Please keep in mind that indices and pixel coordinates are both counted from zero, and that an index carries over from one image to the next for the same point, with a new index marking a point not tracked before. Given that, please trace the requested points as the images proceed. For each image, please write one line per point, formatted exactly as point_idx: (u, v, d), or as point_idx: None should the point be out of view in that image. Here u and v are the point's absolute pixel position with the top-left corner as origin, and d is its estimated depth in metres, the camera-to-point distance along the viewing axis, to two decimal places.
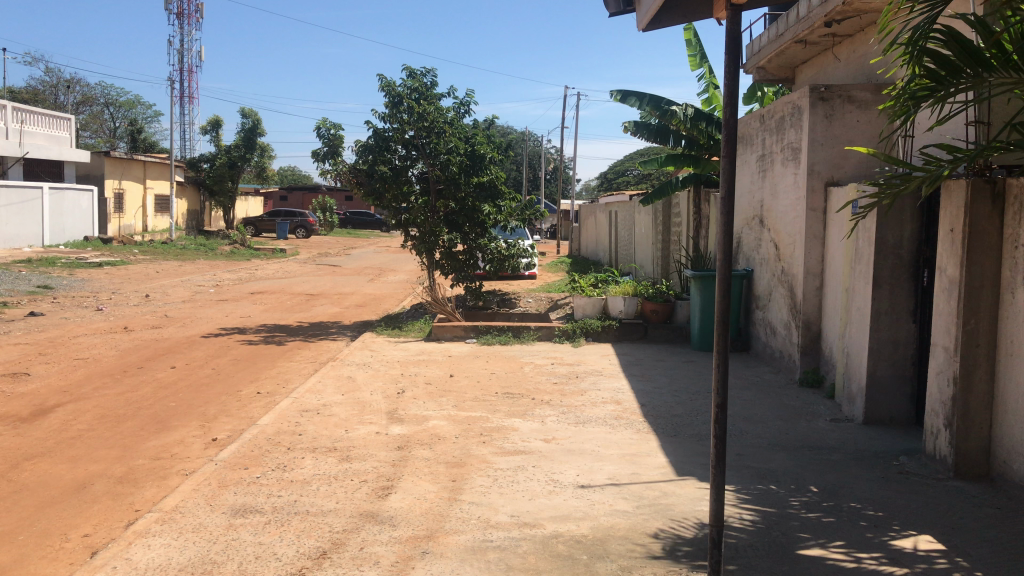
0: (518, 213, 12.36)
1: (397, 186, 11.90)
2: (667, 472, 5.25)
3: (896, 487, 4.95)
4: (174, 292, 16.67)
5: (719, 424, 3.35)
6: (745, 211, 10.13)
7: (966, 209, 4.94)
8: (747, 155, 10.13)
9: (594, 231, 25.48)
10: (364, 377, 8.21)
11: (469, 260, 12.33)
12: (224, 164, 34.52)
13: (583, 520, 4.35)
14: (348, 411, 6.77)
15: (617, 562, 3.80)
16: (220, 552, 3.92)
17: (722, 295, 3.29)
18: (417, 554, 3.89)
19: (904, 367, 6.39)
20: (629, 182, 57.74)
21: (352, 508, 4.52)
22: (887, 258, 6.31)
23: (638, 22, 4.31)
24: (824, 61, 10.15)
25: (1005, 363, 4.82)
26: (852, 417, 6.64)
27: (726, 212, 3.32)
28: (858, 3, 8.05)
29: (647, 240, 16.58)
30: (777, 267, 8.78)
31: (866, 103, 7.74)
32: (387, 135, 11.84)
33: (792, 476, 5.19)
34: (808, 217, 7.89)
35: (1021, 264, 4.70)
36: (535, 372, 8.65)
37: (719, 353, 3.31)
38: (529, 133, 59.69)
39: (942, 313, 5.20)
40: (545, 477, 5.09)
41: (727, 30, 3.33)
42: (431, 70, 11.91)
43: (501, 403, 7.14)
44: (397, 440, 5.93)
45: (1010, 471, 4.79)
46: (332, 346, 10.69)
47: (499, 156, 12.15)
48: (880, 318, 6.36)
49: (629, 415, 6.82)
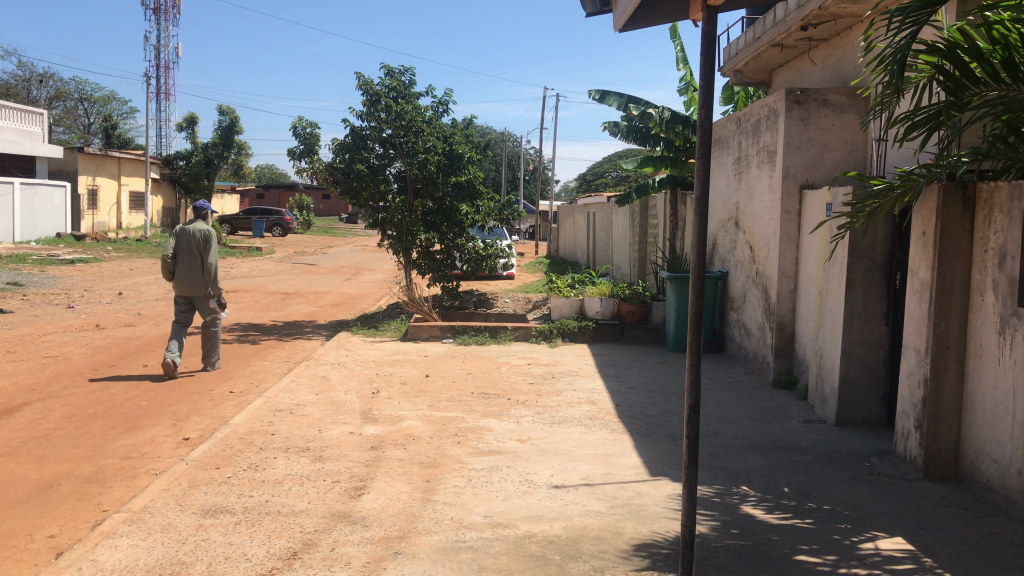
0: (496, 213, 12.41)
1: (374, 184, 11.84)
2: (640, 472, 5.27)
3: (865, 488, 5.00)
4: (147, 290, 16.44)
5: (692, 424, 3.36)
6: (721, 213, 10.17)
7: (938, 213, 4.99)
8: (724, 157, 10.15)
9: (572, 232, 25.48)
10: (339, 376, 8.16)
11: (446, 259, 12.25)
12: (201, 162, 34.07)
13: (556, 520, 4.35)
14: (322, 412, 6.71)
15: (589, 563, 3.80)
16: (190, 553, 3.87)
17: (695, 297, 3.29)
18: (389, 555, 3.87)
19: (875, 369, 6.46)
20: (608, 184, 57.99)
21: (324, 509, 4.49)
22: (860, 261, 6.36)
23: (616, 23, 4.31)
24: (800, 65, 10.24)
25: (974, 367, 4.88)
26: (825, 418, 6.69)
27: (700, 213, 3.32)
28: (835, 7, 8.08)
29: (624, 242, 16.68)
30: (751, 269, 8.84)
31: (842, 107, 7.80)
32: (364, 133, 11.78)
33: (764, 477, 5.23)
34: (782, 220, 7.94)
35: (991, 267, 4.75)
36: (511, 372, 8.65)
37: (692, 352, 3.32)
38: (507, 135, 59.78)
39: (914, 316, 5.26)
40: (520, 478, 5.09)
41: (702, 32, 3.35)
42: (409, 69, 11.90)
43: (477, 404, 7.13)
44: (371, 440, 5.90)
45: (977, 471, 4.84)
46: (306, 345, 10.62)
47: (477, 156, 12.18)
48: (853, 320, 6.41)
49: (604, 415, 6.84)
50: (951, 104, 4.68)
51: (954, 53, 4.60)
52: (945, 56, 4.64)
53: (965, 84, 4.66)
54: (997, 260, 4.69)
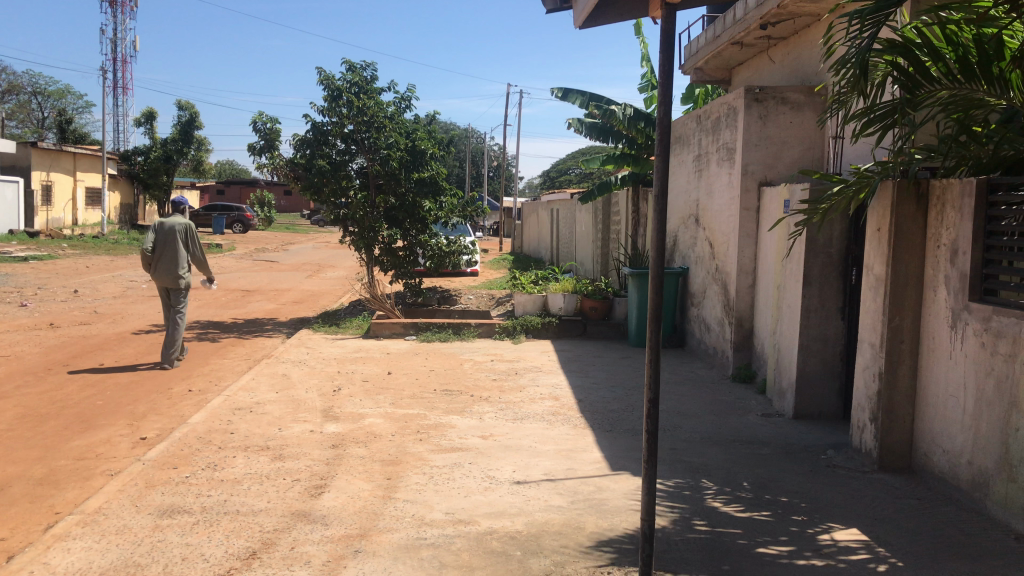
0: (459, 209, 12.37)
1: (336, 180, 11.70)
2: (602, 467, 5.30)
3: (822, 480, 5.08)
4: (104, 288, 16.17)
5: (651, 418, 3.39)
6: (681, 210, 10.25)
7: (892, 209, 5.08)
8: (684, 154, 10.24)
9: (536, 229, 25.54)
10: (300, 374, 8.09)
11: (410, 256, 12.21)
12: (159, 158, 33.59)
13: (518, 516, 4.36)
14: (282, 410, 6.65)
15: (550, 558, 3.81)
16: (145, 554, 3.82)
17: (654, 293, 3.32)
18: (349, 553, 3.85)
19: (832, 363, 6.56)
20: (571, 181, 58.19)
21: (284, 508, 4.45)
22: (817, 256, 6.46)
23: (575, 19, 4.32)
24: (759, 63, 10.35)
25: (927, 360, 4.98)
26: (783, 411, 6.78)
27: (659, 209, 3.35)
28: (793, 6, 8.18)
29: (587, 238, 16.74)
30: (711, 265, 8.93)
31: (800, 105, 7.90)
32: (325, 128, 11.75)
33: (723, 470, 5.29)
34: (742, 217, 8.03)
35: (943, 262, 4.84)
36: (474, 368, 8.64)
37: (651, 348, 3.34)
38: (471, 132, 59.70)
39: (869, 310, 5.35)
40: (482, 474, 5.09)
41: (660, 29, 3.38)
42: (371, 64, 11.84)
43: (440, 401, 7.11)
44: (332, 438, 5.86)
45: (930, 462, 4.94)
46: (267, 343, 10.52)
47: (440, 152, 12.20)
48: (810, 315, 6.50)
49: (566, 410, 6.87)
50: (907, 102, 4.77)
51: (911, 52, 4.68)
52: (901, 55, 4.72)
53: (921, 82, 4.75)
54: (949, 256, 4.78)
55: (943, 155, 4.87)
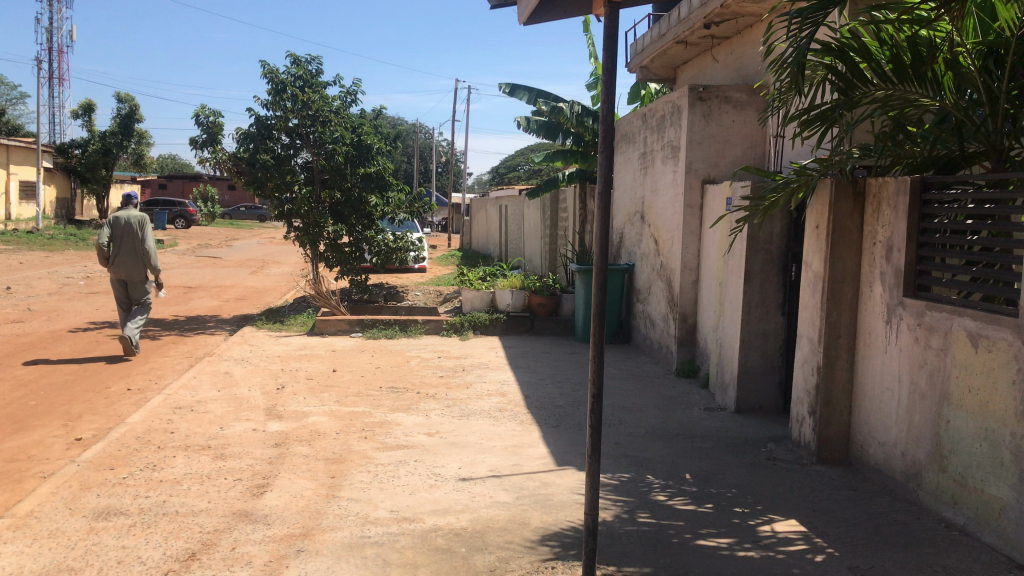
0: (406, 205, 12.29)
1: (280, 174, 11.53)
2: (548, 462, 5.32)
3: (762, 472, 5.17)
4: (39, 285, 15.72)
5: (595, 413, 3.41)
6: (627, 207, 10.34)
7: (830, 207, 5.19)
8: (630, 152, 10.32)
9: (484, 225, 25.57)
10: (243, 372, 7.97)
11: (356, 252, 12.08)
12: (98, 151, 32.76)
13: (463, 512, 4.35)
14: (224, 408, 6.55)
15: (495, 554, 3.81)
16: (79, 558, 3.72)
17: (598, 289, 3.34)
18: (291, 553, 3.80)
19: (773, 358, 6.69)
20: (520, 177, 58.27)
21: (224, 508, 4.38)
22: (758, 253, 6.57)
23: (520, 15, 4.32)
24: (703, 62, 10.48)
25: (863, 355, 5.11)
26: (725, 405, 6.89)
27: (604, 206, 3.37)
28: (736, 7, 8.30)
29: (535, 235, 16.80)
30: (657, 261, 9.02)
31: (742, 104, 8.02)
32: (269, 122, 11.52)
33: (666, 464, 5.35)
34: (685, 215, 8.13)
35: (879, 259, 4.96)
36: (421, 365, 8.61)
37: (595, 344, 3.36)
38: (419, 127, 59.44)
39: (808, 306, 5.46)
40: (427, 471, 5.07)
41: (604, 27, 3.40)
42: (317, 57, 11.69)
43: (386, 398, 7.06)
44: (275, 437, 5.78)
45: (866, 454, 5.07)
46: (209, 340, 10.33)
47: (386, 147, 12.06)
48: (751, 311, 6.62)
49: (513, 406, 6.89)
50: (843, 102, 4.89)
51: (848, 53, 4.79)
52: (838, 56, 4.83)
53: (856, 83, 4.87)
54: (885, 253, 4.90)
55: (879, 154, 5.00)
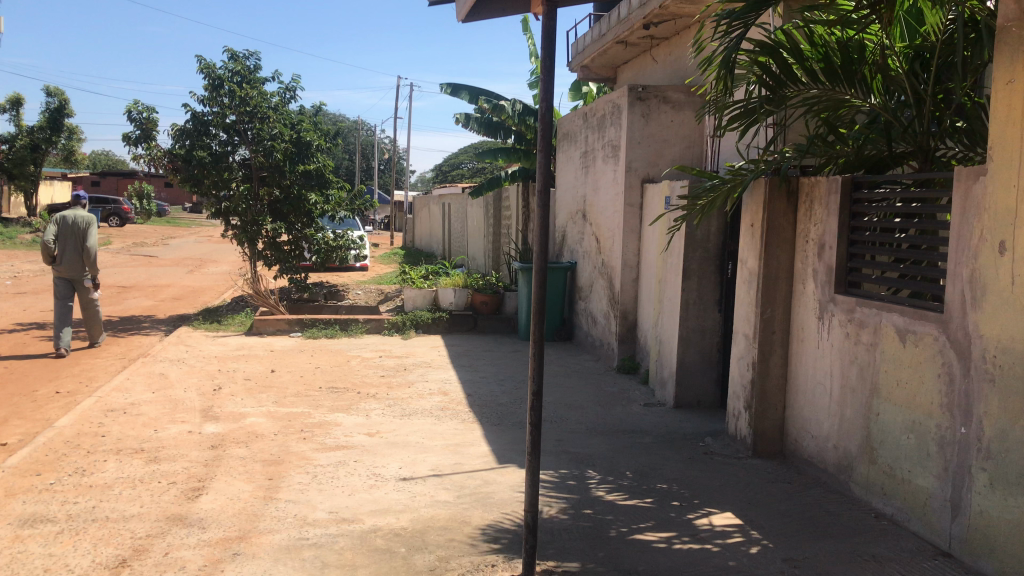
0: (346, 203, 12.14)
1: (217, 172, 11.35)
2: (489, 460, 5.33)
3: (700, 466, 5.25)
4: None
5: (534, 410, 3.43)
6: (569, 206, 10.40)
7: (764, 205, 5.29)
8: (572, 151, 10.37)
9: (427, 224, 25.46)
10: (178, 373, 7.80)
11: (295, 251, 11.99)
12: (26, 147, 31.71)
13: (403, 512, 4.33)
14: (158, 410, 6.40)
15: (435, 553, 3.80)
16: (3, 567, 3.60)
17: (538, 287, 3.35)
18: (227, 556, 3.74)
19: (710, 354, 6.80)
20: (463, 175, 58.16)
21: (158, 512, 4.28)
22: (695, 251, 6.66)
23: (458, 13, 4.31)
24: (642, 62, 10.60)
25: (797, 350, 5.22)
26: (664, 401, 6.98)
27: (543, 204, 3.38)
28: (674, 8, 8.41)
29: (478, 233, 16.80)
30: (598, 259, 9.09)
31: (680, 104, 8.13)
32: (206, 119, 11.28)
33: (607, 460, 5.40)
34: (625, 213, 8.20)
35: (811, 256, 5.08)
36: (361, 364, 8.54)
37: (535, 342, 3.37)
38: (361, 124, 58.93)
39: (743, 302, 5.56)
40: (367, 471, 5.03)
41: (542, 26, 3.41)
42: (255, 53, 11.49)
43: (326, 398, 6.99)
44: (211, 439, 5.68)
45: (799, 447, 5.19)
46: (144, 341, 10.09)
47: (326, 144, 11.93)
48: (689, 308, 6.71)
49: (455, 405, 6.87)
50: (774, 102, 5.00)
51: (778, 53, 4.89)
52: (770, 56, 4.93)
53: (787, 82, 4.97)
54: (817, 251, 5.02)
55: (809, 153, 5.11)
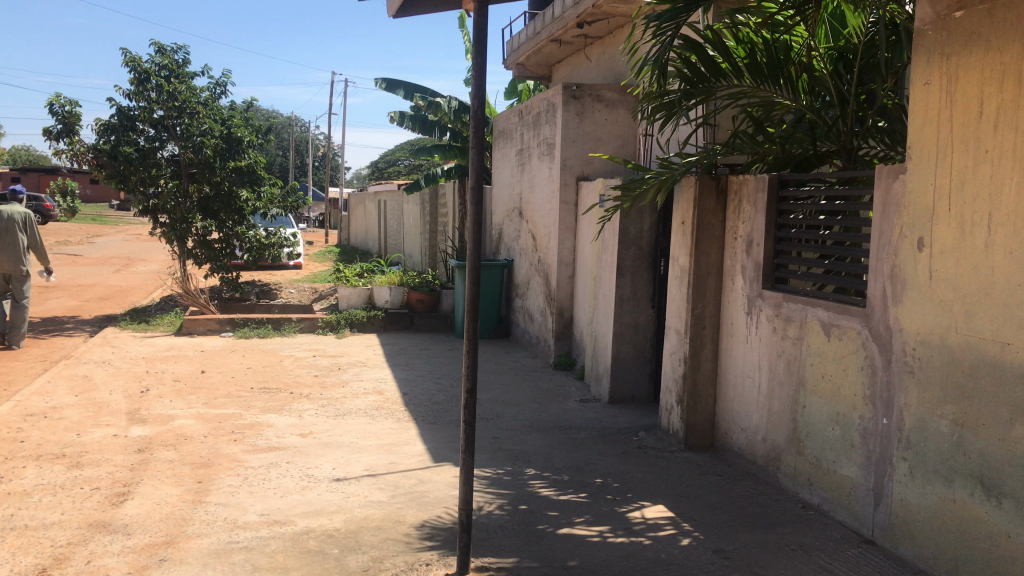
0: (279, 200, 11.94)
1: (144, 168, 11.04)
2: (424, 459, 5.30)
3: (633, 461, 5.31)
4: None
5: (469, 408, 3.42)
6: (505, 203, 10.41)
7: (695, 203, 5.37)
8: (507, 148, 10.39)
9: (362, 221, 25.23)
10: (103, 375, 7.58)
11: (226, 248, 11.71)
12: None
13: (336, 513, 4.28)
14: (82, 414, 6.21)
15: (368, 554, 3.77)
16: None
17: (471, 284, 3.34)
18: (153, 563, 3.65)
19: (644, 349, 6.89)
20: (399, 172, 57.79)
21: (80, 519, 4.15)
22: (629, 248, 6.73)
23: (389, 8, 4.27)
24: (577, 61, 10.67)
25: (726, 345, 5.32)
26: (599, 396, 7.05)
27: (475, 202, 3.37)
28: (607, 7, 8.48)
29: (414, 231, 16.71)
30: (534, 257, 9.13)
31: (613, 103, 8.21)
32: (132, 114, 11.00)
33: (542, 456, 5.42)
34: (561, 211, 8.25)
35: (740, 253, 5.18)
36: (295, 364, 8.42)
37: (469, 340, 3.36)
38: (294, 121, 58.09)
39: (675, 298, 5.64)
40: (300, 473, 4.96)
41: (473, 23, 3.40)
42: (183, 47, 11.21)
43: (258, 399, 6.87)
44: (138, 442, 5.53)
45: (729, 440, 5.29)
46: (67, 342, 9.78)
47: (257, 140, 11.73)
48: (623, 304, 6.79)
49: (390, 404, 6.82)
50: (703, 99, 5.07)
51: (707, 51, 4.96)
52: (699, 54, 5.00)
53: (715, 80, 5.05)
54: (745, 247, 5.12)
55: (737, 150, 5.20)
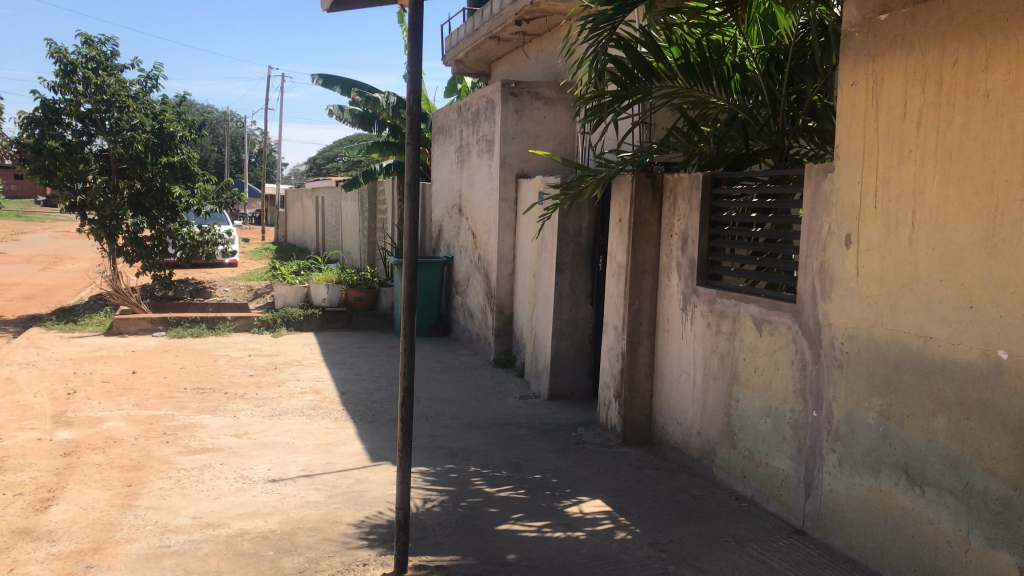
0: (214, 197, 11.69)
1: (71, 163, 10.71)
2: (362, 458, 5.26)
3: (571, 456, 5.35)
4: None
5: (406, 407, 3.40)
6: (445, 200, 10.37)
7: (632, 200, 5.43)
8: (447, 145, 10.35)
9: (300, 218, 24.86)
10: (28, 378, 7.32)
11: (158, 246, 11.39)
12: None
13: (272, 514, 4.22)
14: (4, 418, 5.99)
15: (305, 555, 3.72)
16: None
17: (408, 282, 3.32)
18: (79, 569, 3.54)
19: (582, 345, 6.94)
20: (339, 169, 57.11)
21: (2, 526, 4.01)
22: (568, 246, 6.77)
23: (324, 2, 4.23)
24: (516, 58, 10.68)
25: (663, 341, 5.39)
26: (539, 393, 7.08)
27: (411, 198, 3.35)
28: (544, 5, 8.51)
29: (353, 228, 16.53)
30: (474, 254, 9.12)
31: (552, 101, 8.26)
32: (57, 106, 10.63)
33: (481, 453, 5.42)
34: (500, 208, 8.26)
35: (675, 250, 5.25)
36: (230, 364, 8.25)
37: (406, 338, 3.34)
38: (229, 116, 56.96)
39: (613, 295, 5.69)
40: (234, 474, 4.87)
41: (409, 18, 3.37)
42: (112, 38, 10.90)
43: (191, 400, 6.72)
44: (64, 446, 5.36)
45: (666, 434, 5.36)
46: None
47: (191, 136, 11.46)
48: (562, 301, 6.83)
49: (327, 403, 6.74)
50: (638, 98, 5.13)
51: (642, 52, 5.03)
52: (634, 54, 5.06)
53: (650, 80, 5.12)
54: (680, 244, 5.19)
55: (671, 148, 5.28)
